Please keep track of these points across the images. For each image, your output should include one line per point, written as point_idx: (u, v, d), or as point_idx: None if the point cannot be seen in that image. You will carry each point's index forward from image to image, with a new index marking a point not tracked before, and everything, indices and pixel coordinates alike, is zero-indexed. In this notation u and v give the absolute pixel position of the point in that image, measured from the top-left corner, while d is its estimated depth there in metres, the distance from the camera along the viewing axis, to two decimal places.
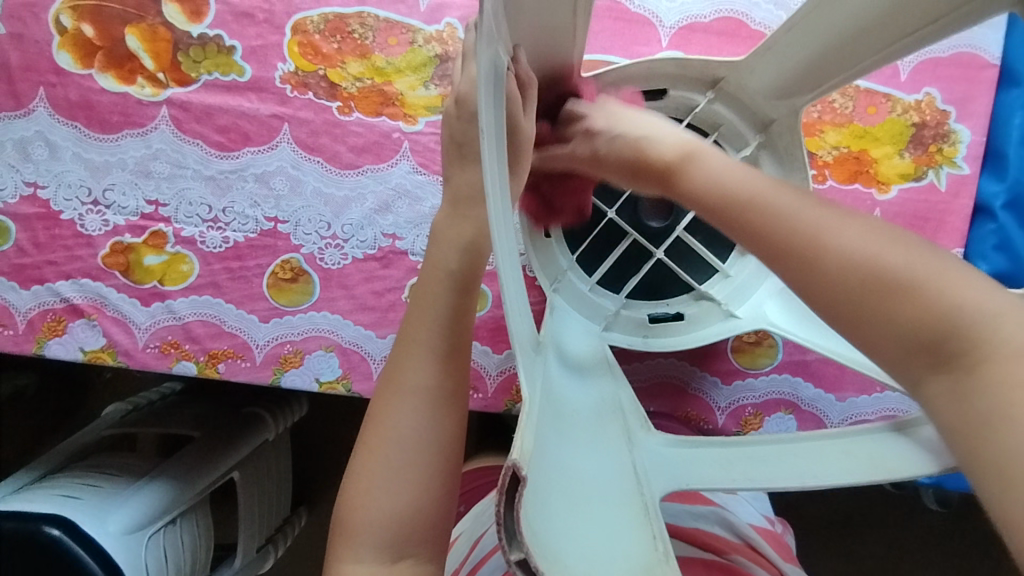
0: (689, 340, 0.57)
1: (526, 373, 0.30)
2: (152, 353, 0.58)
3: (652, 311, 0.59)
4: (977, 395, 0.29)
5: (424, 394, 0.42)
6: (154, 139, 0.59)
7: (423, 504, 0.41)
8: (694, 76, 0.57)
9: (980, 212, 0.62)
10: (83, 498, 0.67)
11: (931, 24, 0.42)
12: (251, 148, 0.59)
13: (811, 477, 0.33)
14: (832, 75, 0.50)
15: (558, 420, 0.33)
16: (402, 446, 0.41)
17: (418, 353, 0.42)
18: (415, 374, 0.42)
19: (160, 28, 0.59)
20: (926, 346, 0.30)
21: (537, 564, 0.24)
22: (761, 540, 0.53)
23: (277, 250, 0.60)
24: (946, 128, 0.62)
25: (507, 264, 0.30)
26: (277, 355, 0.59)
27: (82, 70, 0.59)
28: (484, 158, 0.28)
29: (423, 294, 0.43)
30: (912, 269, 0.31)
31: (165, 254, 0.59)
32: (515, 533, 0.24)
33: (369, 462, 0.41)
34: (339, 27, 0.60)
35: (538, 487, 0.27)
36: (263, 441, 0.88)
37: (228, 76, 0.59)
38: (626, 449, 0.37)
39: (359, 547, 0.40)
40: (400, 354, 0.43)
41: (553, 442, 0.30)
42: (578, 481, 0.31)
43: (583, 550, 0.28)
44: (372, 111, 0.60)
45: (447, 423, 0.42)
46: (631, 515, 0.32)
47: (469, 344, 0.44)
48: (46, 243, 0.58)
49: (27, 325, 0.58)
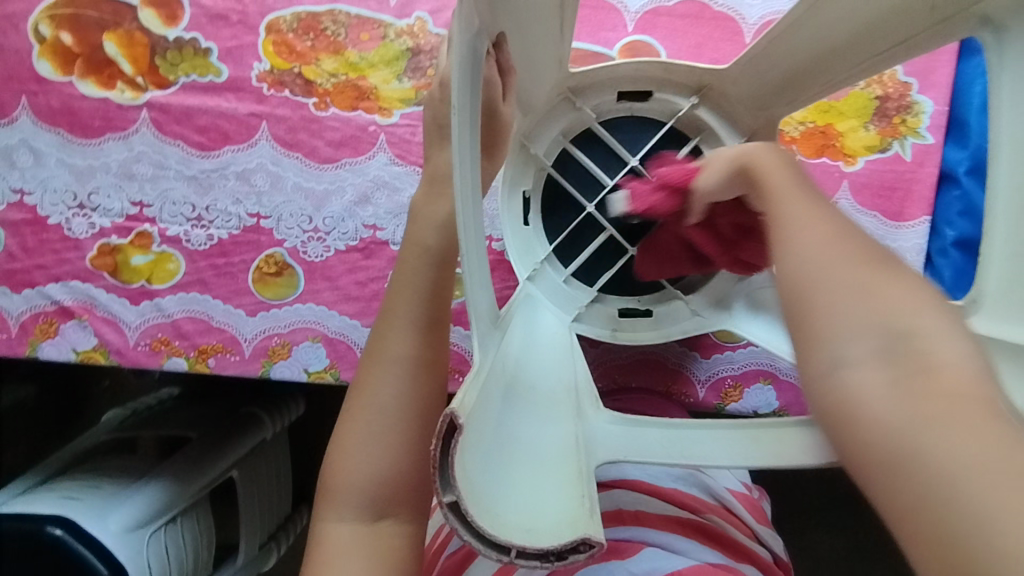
0: (653, 336, 0.58)
1: (479, 343, 0.32)
2: (143, 350, 0.60)
3: (623, 305, 0.60)
4: (930, 399, 0.23)
5: (404, 362, 0.43)
6: (136, 141, 0.61)
7: (401, 468, 0.42)
8: (680, 81, 0.57)
9: (945, 179, 0.63)
10: (84, 498, 0.69)
11: (897, 47, 0.43)
12: (231, 147, 0.61)
13: (749, 456, 0.35)
14: (805, 92, 0.50)
15: (506, 392, 0.35)
16: (381, 412, 0.43)
17: (398, 324, 0.44)
18: (395, 343, 0.43)
19: (136, 33, 0.60)
20: (881, 334, 0.25)
21: (466, 505, 0.26)
22: (737, 502, 0.54)
23: (261, 245, 0.61)
24: (909, 100, 0.63)
25: (471, 245, 0.31)
26: (265, 347, 0.61)
27: (62, 77, 0.60)
28: (453, 136, 0.30)
29: (403, 271, 0.45)
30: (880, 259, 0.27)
31: (151, 254, 0.60)
32: (448, 478, 0.26)
33: (351, 427, 0.43)
34: (311, 25, 0.61)
35: (477, 438, 0.29)
36: (261, 441, 0.90)
37: (205, 78, 0.61)
38: (574, 421, 0.39)
39: (340, 506, 0.42)
40: (383, 326, 0.44)
41: (499, 410, 0.33)
42: (518, 444, 0.33)
43: (514, 502, 0.29)
44: (348, 106, 0.61)
45: (425, 391, 0.43)
46: (567, 479, 0.33)
47: (448, 316, 0.45)
48: (35, 247, 0.60)
49: (20, 329, 0.60)
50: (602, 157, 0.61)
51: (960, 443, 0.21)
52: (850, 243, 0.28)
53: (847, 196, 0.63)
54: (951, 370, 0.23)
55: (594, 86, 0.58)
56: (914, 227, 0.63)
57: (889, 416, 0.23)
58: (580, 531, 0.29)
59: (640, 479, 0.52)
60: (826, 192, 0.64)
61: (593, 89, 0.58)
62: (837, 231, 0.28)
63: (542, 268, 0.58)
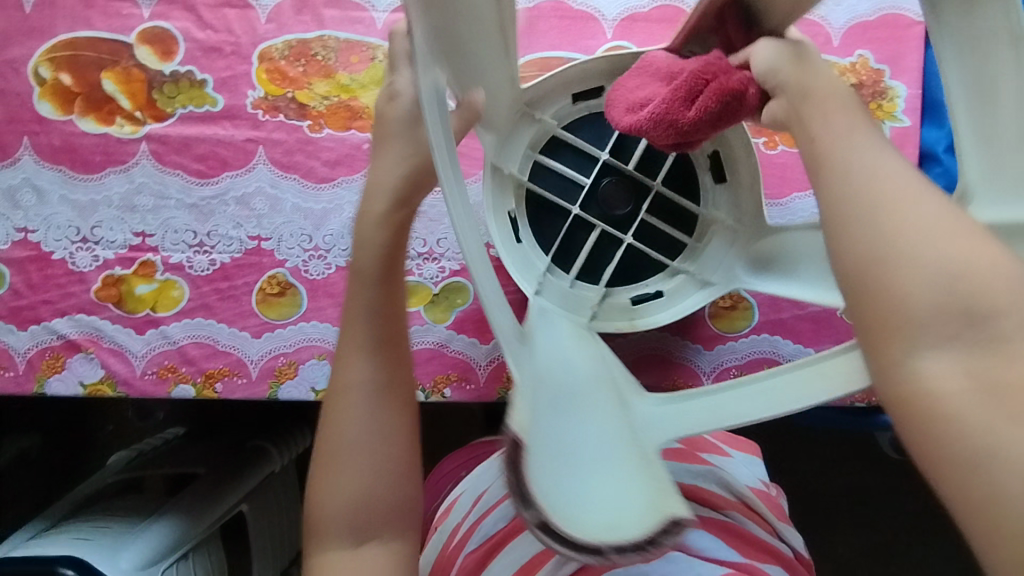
0: (671, 315, 0.60)
1: (516, 361, 0.32)
2: (150, 379, 0.61)
3: (633, 293, 0.61)
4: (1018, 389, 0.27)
5: (362, 390, 0.45)
6: (136, 173, 0.62)
7: (376, 491, 0.45)
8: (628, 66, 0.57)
9: (925, 159, 0.65)
10: (95, 538, 0.69)
11: None
12: (230, 173, 0.62)
13: (811, 395, 0.33)
14: None
15: (554, 398, 0.34)
16: (350, 440, 0.45)
17: (351, 355, 0.46)
18: (352, 374, 0.45)
19: (134, 70, 0.62)
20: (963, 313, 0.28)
21: (548, 517, 0.29)
22: (757, 500, 0.54)
23: (263, 266, 0.62)
24: (883, 86, 0.66)
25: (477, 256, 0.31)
26: (272, 368, 0.61)
27: (63, 116, 0.62)
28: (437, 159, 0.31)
29: (347, 306, 0.46)
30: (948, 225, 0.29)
31: (155, 282, 0.61)
32: (527, 497, 0.28)
33: (325, 460, 0.45)
34: (303, 52, 0.63)
35: (541, 453, 0.30)
36: (270, 473, 0.90)
37: (202, 108, 0.62)
38: (620, 414, 0.36)
39: (326, 537, 0.44)
40: (337, 360, 0.46)
41: (549, 420, 0.32)
42: (577, 446, 0.32)
43: (589, 505, 0.30)
44: (341, 126, 0.63)
45: (388, 415, 0.45)
46: (638, 468, 0.33)
47: (402, 338, 0.47)
48: (40, 283, 0.61)
49: (27, 365, 0.60)
50: (572, 159, 0.61)
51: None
52: (925, 212, 0.30)
53: None
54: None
55: (547, 95, 0.58)
56: None
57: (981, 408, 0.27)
58: (663, 513, 0.30)
59: None
60: None
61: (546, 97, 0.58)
62: (904, 200, 0.30)
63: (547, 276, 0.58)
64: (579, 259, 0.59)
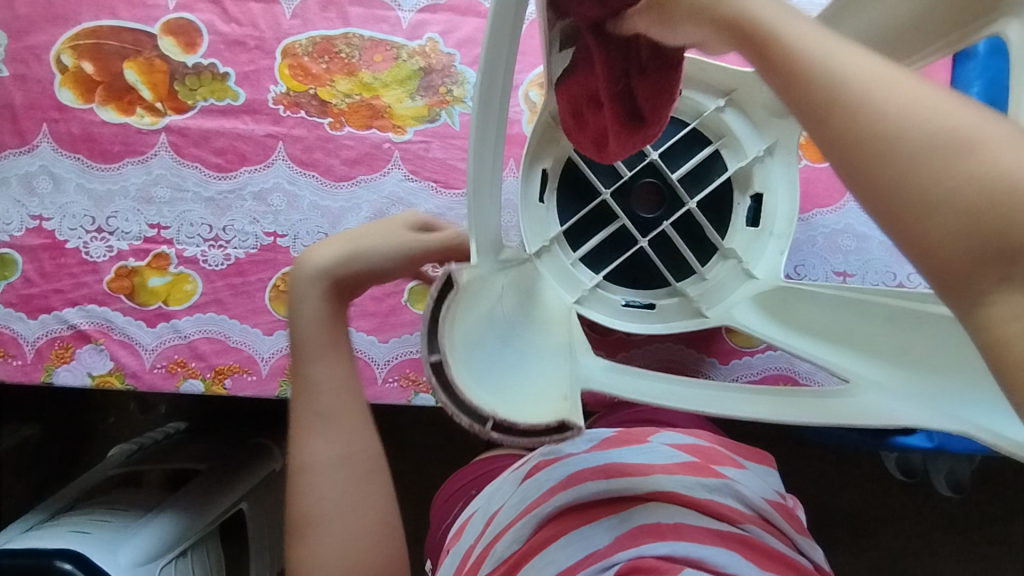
0: (655, 327, 0.59)
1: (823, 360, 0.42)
2: (159, 373, 0.60)
3: (628, 298, 0.61)
4: None
5: (332, 464, 0.42)
6: (154, 165, 0.61)
7: (363, 565, 0.42)
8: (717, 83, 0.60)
9: None
10: (94, 532, 0.68)
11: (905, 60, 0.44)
12: (248, 167, 0.62)
13: None
14: None
15: (853, 356, 0.41)
16: (325, 519, 0.42)
17: (314, 429, 0.42)
18: (316, 449, 0.42)
19: (156, 61, 0.62)
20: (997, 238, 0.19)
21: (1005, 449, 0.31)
22: (774, 512, 0.52)
23: (277, 263, 0.61)
24: None
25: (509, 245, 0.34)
26: (283, 366, 0.60)
27: (83, 105, 0.61)
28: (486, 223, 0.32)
29: (300, 375, 0.43)
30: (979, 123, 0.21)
31: (168, 275, 0.61)
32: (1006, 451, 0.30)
33: (300, 546, 0.42)
34: (326, 48, 0.63)
35: (947, 408, 0.34)
36: (272, 471, 0.89)
37: (223, 101, 0.62)
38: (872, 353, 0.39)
39: None
40: (294, 435, 0.42)
41: (900, 392, 0.37)
42: (932, 406, 0.35)
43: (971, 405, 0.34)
44: (362, 124, 0.62)
45: (362, 486, 0.43)
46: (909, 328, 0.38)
47: (362, 395, 0.44)
48: (52, 272, 0.60)
49: (35, 354, 0.59)
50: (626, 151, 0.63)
51: None
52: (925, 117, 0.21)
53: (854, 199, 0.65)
54: None
55: None
56: None
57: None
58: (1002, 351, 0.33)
59: (673, 491, 0.50)
60: (834, 195, 0.65)
61: None
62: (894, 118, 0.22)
63: (552, 247, 0.59)
64: (592, 240, 0.61)
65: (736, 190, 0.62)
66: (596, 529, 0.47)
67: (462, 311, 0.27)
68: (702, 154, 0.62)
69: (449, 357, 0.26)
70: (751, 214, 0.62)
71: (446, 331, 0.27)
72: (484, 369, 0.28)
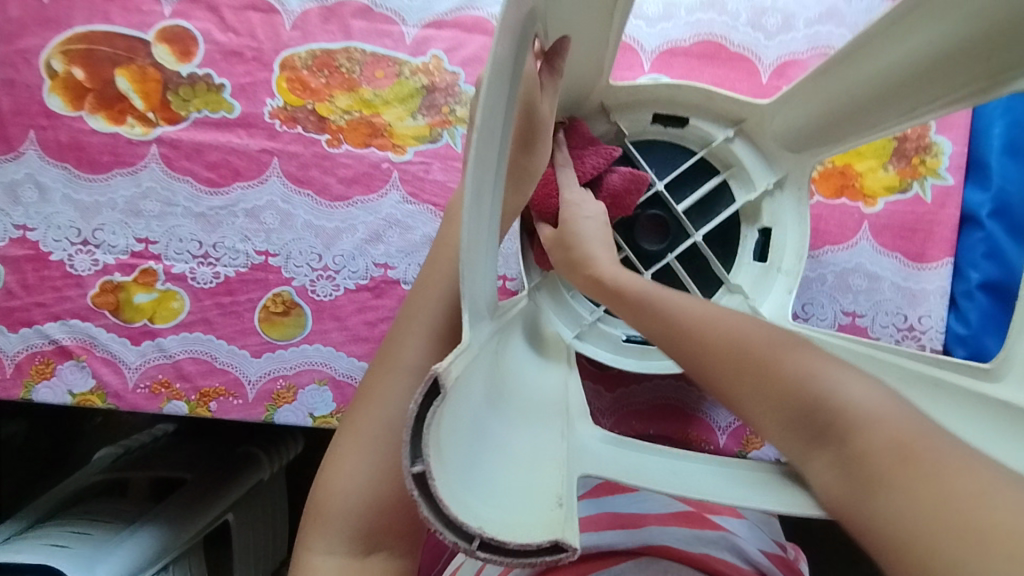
0: (652, 366, 0.57)
1: None
2: (142, 393, 0.58)
3: (629, 331, 0.58)
4: (862, 464, 0.31)
5: (419, 374, 0.43)
6: (144, 177, 0.59)
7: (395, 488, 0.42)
8: (719, 112, 0.57)
9: (966, 221, 0.62)
10: (73, 546, 0.66)
11: (931, 103, 0.43)
12: (241, 183, 0.60)
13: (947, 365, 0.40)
14: (842, 137, 0.50)
15: None
16: (387, 429, 0.43)
17: (415, 332, 0.44)
18: (413, 354, 0.44)
19: (150, 69, 0.60)
20: (799, 422, 0.34)
21: None
22: (772, 567, 0.51)
23: (268, 283, 0.59)
24: (927, 140, 0.63)
25: (479, 279, 0.32)
26: (270, 390, 0.58)
27: (72, 112, 0.59)
28: (465, 269, 0.29)
29: (433, 274, 0.47)
30: (771, 343, 0.37)
31: (155, 292, 0.59)
32: None
33: (351, 443, 0.43)
34: (326, 62, 0.60)
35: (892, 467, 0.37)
36: (260, 481, 0.87)
37: (218, 114, 0.60)
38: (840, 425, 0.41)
39: (331, 538, 0.42)
40: (401, 333, 0.45)
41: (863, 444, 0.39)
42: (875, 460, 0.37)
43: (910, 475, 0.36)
44: (361, 142, 0.60)
45: None
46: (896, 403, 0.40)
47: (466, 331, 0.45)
48: (35, 285, 0.58)
49: (15, 370, 0.57)
50: None
51: (895, 495, 0.29)
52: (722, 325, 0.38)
53: (867, 238, 0.63)
54: (866, 430, 0.32)
55: (632, 104, 0.58)
56: (936, 269, 0.62)
57: (841, 484, 0.32)
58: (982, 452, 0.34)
59: (668, 545, 0.49)
60: (846, 233, 0.63)
61: (631, 108, 0.58)
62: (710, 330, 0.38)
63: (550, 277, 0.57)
64: None
65: (743, 223, 0.60)
66: None
67: (447, 415, 0.25)
68: (705, 186, 0.59)
69: (434, 472, 0.23)
70: (758, 249, 0.59)
71: (450, 457, 0.25)
72: (469, 475, 0.26)
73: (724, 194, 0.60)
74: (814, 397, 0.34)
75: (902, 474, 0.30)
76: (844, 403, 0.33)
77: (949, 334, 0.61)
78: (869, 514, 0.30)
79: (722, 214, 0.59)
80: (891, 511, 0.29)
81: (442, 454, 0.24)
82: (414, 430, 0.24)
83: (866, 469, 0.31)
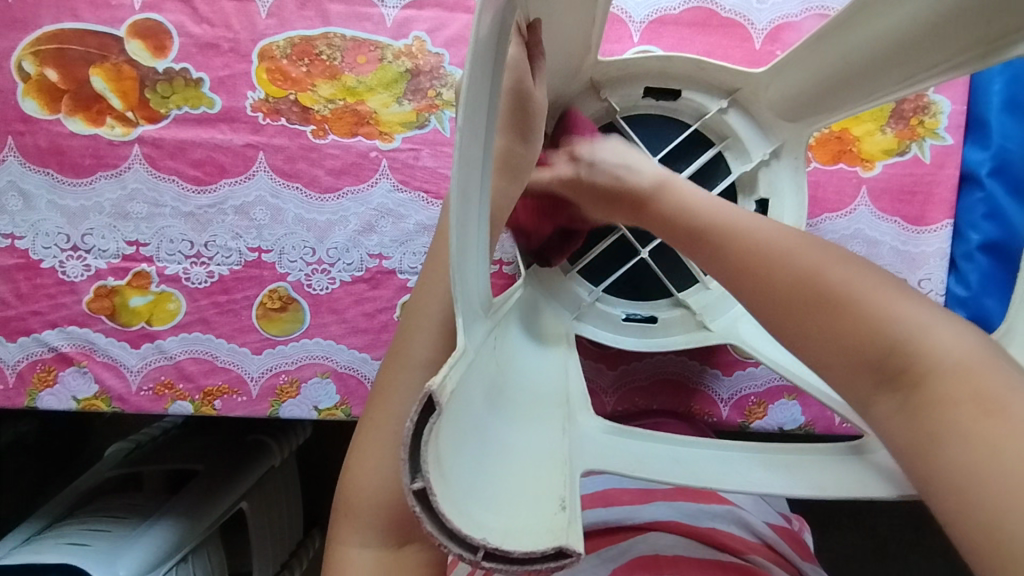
0: (653, 344, 0.57)
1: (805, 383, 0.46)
2: (146, 395, 0.58)
3: (627, 310, 0.58)
4: (929, 411, 0.32)
5: (428, 368, 0.42)
6: (129, 178, 0.58)
7: None
8: (712, 82, 0.55)
9: (965, 181, 0.61)
10: (93, 544, 0.67)
11: (932, 69, 0.42)
12: (228, 180, 0.59)
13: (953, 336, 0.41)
14: (840, 105, 0.49)
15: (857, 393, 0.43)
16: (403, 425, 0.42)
17: (422, 328, 0.43)
18: (421, 349, 0.43)
19: (124, 66, 0.58)
20: (869, 364, 0.34)
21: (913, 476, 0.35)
22: (778, 538, 0.52)
23: (263, 280, 0.59)
24: (926, 100, 0.61)
25: (471, 285, 0.31)
26: (273, 386, 0.58)
27: (49, 116, 0.58)
28: (455, 275, 0.28)
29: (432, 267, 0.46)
30: (848, 284, 0.35)
31: (150, 294, 0.58)
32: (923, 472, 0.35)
33: (370, 442, 0.43)
34: (306, 50, 0.59)
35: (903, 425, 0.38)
36: (272, 467, 0.88)
37: (198, 109, 0.58)
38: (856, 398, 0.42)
39: (360, 535, 0.42)
40: (408, 329, 0.44)
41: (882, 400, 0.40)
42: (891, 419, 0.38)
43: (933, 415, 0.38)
44: (347, 132, 0.59)
45: None
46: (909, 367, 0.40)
47: None
48: (29, 293, 0.58)
49: (17, 379, 0.57)
50: None
51: (960, 438, 0.30)
52: (791, 241, 0.39)
53: (866, 203, 0.62)
54: (942, 374, 0.32)
55: (623, 79, 0.56)
56: (936, 231, 0.61)
57: (906, 431, 0.32)
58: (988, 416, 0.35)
59: (674, 520, 0.50)
60: (844, 199, 0.62)
61: (621, 81, 0.57)
62: (792, 252, 0.38)
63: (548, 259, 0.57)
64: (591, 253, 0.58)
65: (740, 196, 0.58)
66: (594, 562, 0.46)
67: (446, 429, 0.25)
68: (699, 160, 0.58)
69: (435, 487, 0.24)
70: None
71: (451, 470, 0.25)
72: (470, 483, 0.26)
73: (718, 167, 0.59)
74: (896, 337, 0.33)
75: (978, 422, 0.30)
76: (929, 344, 0.33)
77: (948, 296, 0.61)
78: (935, 460, 0.31)
79: (717, 188, 0.58)
80: (950, 466, 0.30)
81: (444, 466, 0.25)
82: (414, 445, 0.24)
83: (934, 421, 0.31)
